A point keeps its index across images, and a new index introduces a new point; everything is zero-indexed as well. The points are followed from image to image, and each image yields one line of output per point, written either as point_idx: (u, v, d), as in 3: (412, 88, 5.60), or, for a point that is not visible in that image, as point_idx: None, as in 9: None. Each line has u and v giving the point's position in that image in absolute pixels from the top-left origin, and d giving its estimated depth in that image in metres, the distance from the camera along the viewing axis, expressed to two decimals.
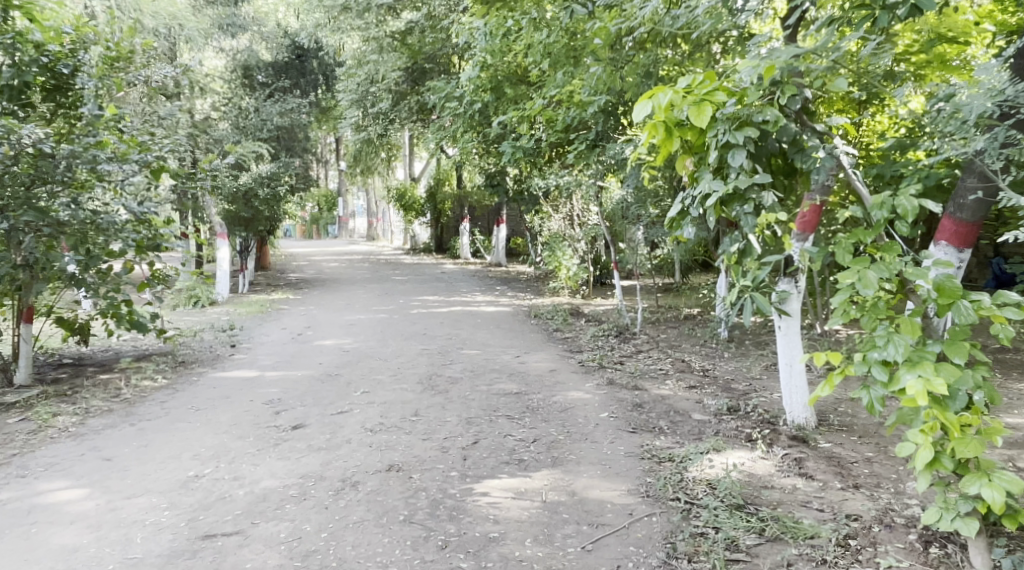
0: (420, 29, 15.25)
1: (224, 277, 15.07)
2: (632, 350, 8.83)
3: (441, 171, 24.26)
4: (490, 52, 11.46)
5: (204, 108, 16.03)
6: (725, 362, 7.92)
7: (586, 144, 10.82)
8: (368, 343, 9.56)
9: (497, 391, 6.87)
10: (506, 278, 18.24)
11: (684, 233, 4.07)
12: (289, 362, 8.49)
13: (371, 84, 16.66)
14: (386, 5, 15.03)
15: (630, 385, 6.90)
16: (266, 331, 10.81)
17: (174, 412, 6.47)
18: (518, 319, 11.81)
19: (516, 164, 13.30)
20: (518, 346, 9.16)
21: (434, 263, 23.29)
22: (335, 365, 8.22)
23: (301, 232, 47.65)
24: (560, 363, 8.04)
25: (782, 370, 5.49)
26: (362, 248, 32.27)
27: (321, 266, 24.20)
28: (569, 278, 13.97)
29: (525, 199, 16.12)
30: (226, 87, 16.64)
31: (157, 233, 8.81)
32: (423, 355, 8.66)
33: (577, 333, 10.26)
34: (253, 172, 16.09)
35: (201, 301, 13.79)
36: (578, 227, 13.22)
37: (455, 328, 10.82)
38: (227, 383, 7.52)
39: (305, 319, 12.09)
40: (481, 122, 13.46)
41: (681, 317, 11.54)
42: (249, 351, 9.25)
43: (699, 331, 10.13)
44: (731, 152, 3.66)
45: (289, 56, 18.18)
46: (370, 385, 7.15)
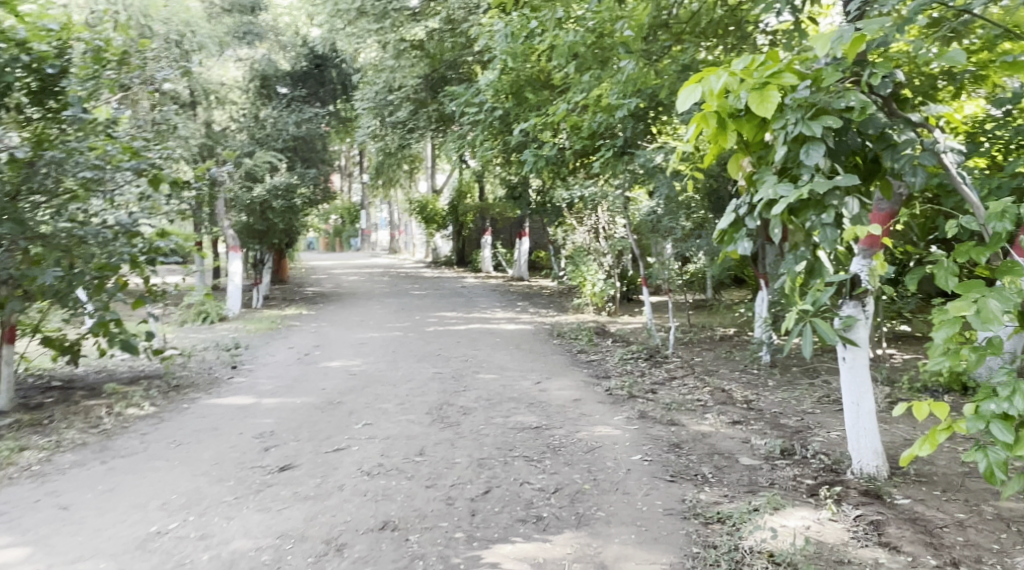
0: (440, 35, 14.64)
1: (235, 292, 14.46)
2: (665, 377, 8.03)
3: (463, 184, 23.68)
4: (511, 56, 10.79)
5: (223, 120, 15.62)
6: (770, 392, 7.10)
7: (613, 152, 10.10)
8: (377, 366, 8.85)
9: (514, 425, 6.12)
10: (528, 294, 17.50)
11: (740, 249, 3.32)
12: (291, 386, 7.79)
13: (389, 93, 16.10)
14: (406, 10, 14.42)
15: (665, 419, 6.13)
16: (271, 351, 10.14)
17: (154, 446, 5.76)
18: (540, 339, 11.04)
19: (538, 174, 12.57)
20: (538, 370, 8.40)
21: (456, 278, 22.62)
22: (338, 390, 7.52)
23: (324, 245, 47.34)
24: (585, 392, 7.28)
25: (847, 409, 4.77)
26: (383, 262, 31.72)
27: (341, 280, 23.60)
28: (594, 294, 13.16)
29: (548, 211, 15.40)
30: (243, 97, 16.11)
31: (153, 246, 8.30)
32: (434, 380, 7.95)
33: (604, 355, 9.49)
34: (266, 183, 15.54)
35: (209, 318, 13.18)
36: (604, 241, 12.49)
37: (472, 349, 10.08)
38: (219, 412, 6.83)
39: (315, 337, 11.40)
40: (502, 130, 12.74)
41: (715, 337, 10.73)
42: (250, 374, 8.56)
43: (737, 354, 9.32)
44: (807, 147, 2.90)
45: (307, 65, 17.65)
46: (374, 416, 6.43)
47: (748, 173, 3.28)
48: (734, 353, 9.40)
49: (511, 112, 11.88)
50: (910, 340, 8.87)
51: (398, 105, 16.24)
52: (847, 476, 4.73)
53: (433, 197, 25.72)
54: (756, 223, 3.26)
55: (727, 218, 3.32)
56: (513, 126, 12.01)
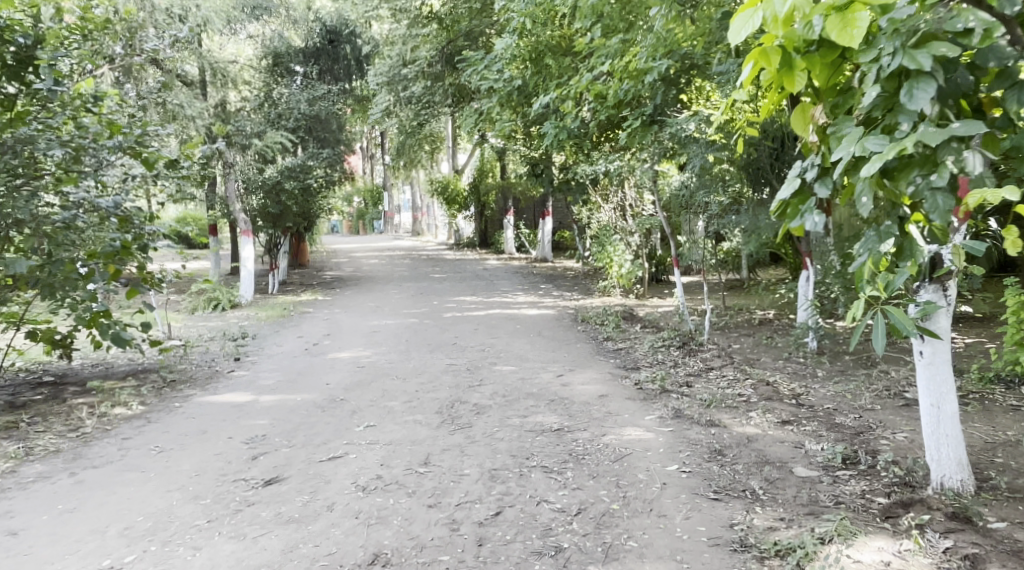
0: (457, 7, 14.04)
1: (247, 277, 13.83)
2: (703, 368, 7.30)
3: (484, 163, 23.04)
4: (529, 19, 10.17)
5: (238, 100, 15.13)
6: (820, 388, 6.40)
7: (641, 121, 9.35)
8: (388, 357, 8.23)
9: (533, 427, 5.47)
10: (551, 276, 16.82)
11: (809, 222, 2.71)
12: (293, 380, 7.17)
13: (404, 67, 15.56)
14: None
15: (704, 420, 5.45)
16: (278, 340, 9.54)
17: (132, 453, 5.16)
18: (564, 325, 10.35)
19: (560, 149, 11.81)
20: (561, 361, 7.72)
21: (478, 259, 22.03)
22: (344, 385, 6.90)
23: (346, 229, 46.94)
24: (612, 386, 6.60)
25: (925, 413, 4.04)
26: (405, 245, 31.15)
27: (361, 263, 23.06)
28: (621, 276, 12.43)
29: (571, 189, 14.64)
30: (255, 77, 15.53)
31: (145, 232, 7.55)
32: (448, 373, 7.32)
33: (632, 343, 8.79)
34: (278, 164, 15.03)
35: (220, 304, 12.62)
36: (630, 219, 11.97)
37: (491, 337, 9.41)
38: (211, 411, 6.22)
39: (327, 325, 10.80)
40: (521, 102, 11.99)
41: (752, 322, 9.97)
42: (253, 366, 7.95)
43: (778, 343, 8.57)
44: (909, 88, 2.20)
45: (321, 42, 17.01)
46: (377, 416, 5.81)
47: (821, 126, 2.64)
48: (775, 341, 8.65)
49: (530, 81, 11.12)
50: (970, 324, 8.06)
51: (414, 79, 15.56)
52: (925, 492, 4.01)
53: (454, 178, 24.98)
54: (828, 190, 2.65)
55: (791, 184, 2.73)
56: (532, 98, 11.27)
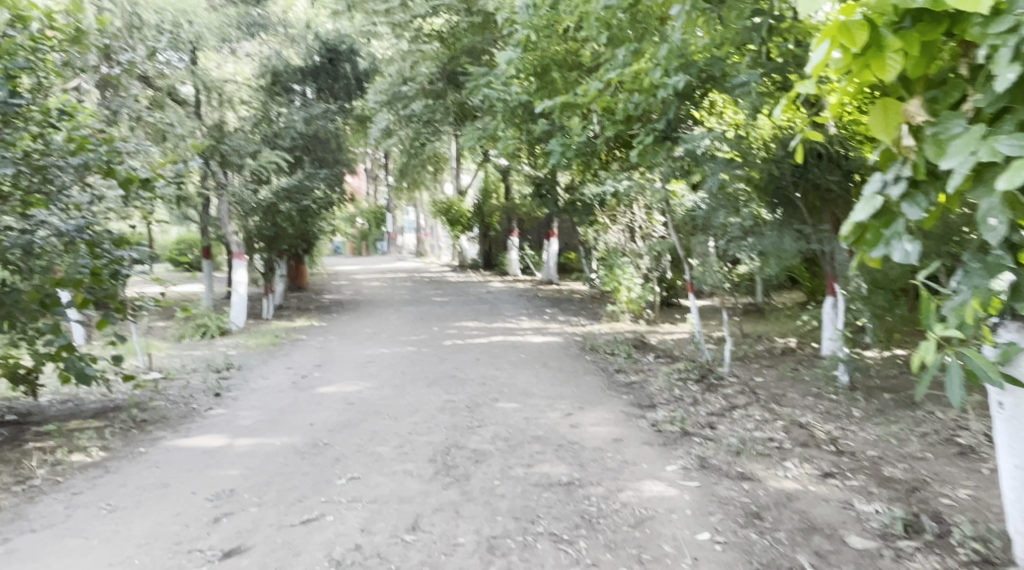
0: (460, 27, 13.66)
1: (238, 304, 13.09)
2: (726, 407, 6.62)
3: (489, 183, 22.55)
4: (535, 30, 9.67)
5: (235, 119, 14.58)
6: (859, 432, 5.76)
7: (653, 137, 8.64)
8: (381, 391, 7.58)
9: (537, 479, 4.82)
10: (557, 299, 16.18)
11: (899, 251, 2.21)
12: (274, 420, 6.51)
13: (404, 84, 15.06)
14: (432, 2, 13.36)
15: (736, 474, 4.81)
16: (264, 372, 8.90)
17: (79, 512, 4.52)
18: (572, 354, 9.68)
19: (566, 167, 11.20)
20: (570, 397, 7.07)
21: (481, 282, 21.43)
22: (330, 426, 6.24)
23: (349, 250, 46.42)
24: (627, 428, 5.95)
25: (1009, 479, 3.38)
26: (408, 266, 30.54)
27: (361, 286, 22.44)
28: (631, 301, 11.71)
29: (578, 210, 14.06)
30: (253, 96, 14.99)
31: (115, 257, 6.90)
32: (445, 412, 6.67)
33: (647, 375, 8.14)
34: (273, 185, 14.35)
35: (210, 331, 12.01)
36: (640, 240, 11.41)
37: (494, 368, 8.75)
38: (178, 457, 5.56)
39: (319, 354, 10.16)
40: (526, 118, 11.36)
41: (774, 353, 9.30)
42: (234, 402, 7.30)
43: (805, 378, 7.89)
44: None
45: (320, 60, 16.52)
46: (363, 466, 5.16)
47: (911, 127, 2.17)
48: (802, 376, 7.97)
49: (534, 96, 10.52)
50: None
51: (414, 97, 15.03)
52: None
53: (458, 198, 24.40)
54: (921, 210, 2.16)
55: (869, 204, 2.24)
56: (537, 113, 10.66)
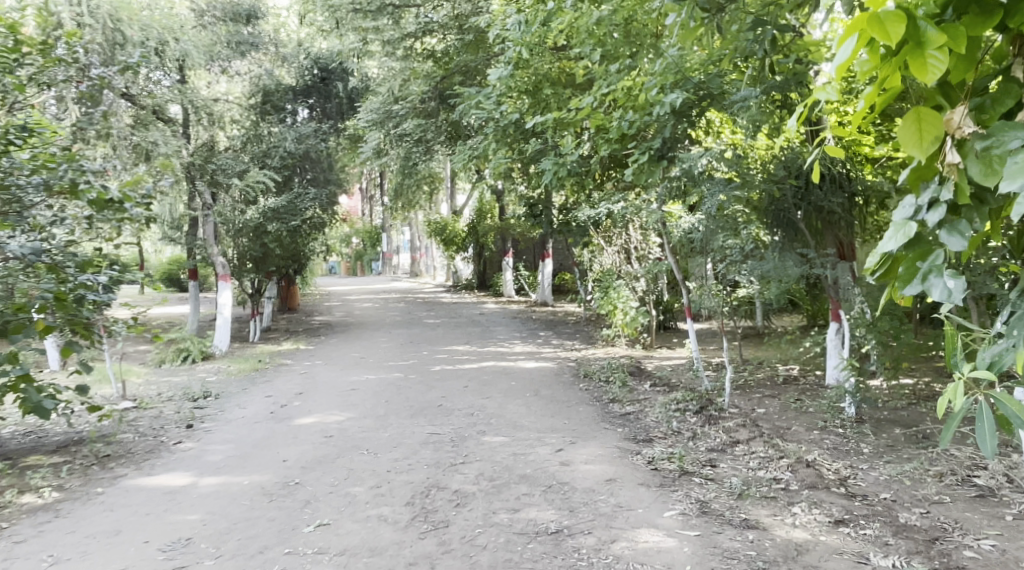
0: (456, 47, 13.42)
1: (222, 327, 12.70)
2: (726, 442, 6.23)
3: (484, 204, 22.24)
4: (526, 47, 9.34)
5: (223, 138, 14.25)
6: (869, 473, 5.39)
7: (648, 156, 8.21)
8: (362, 423, 7.19)
9: (522, 527, 4.43)
10: (551, 322, 15.81)
11: (936, 285, 1.88)
12: (245, 456, 6.10)
13: (396, 102, 14.75)
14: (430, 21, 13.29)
15: (740, 523, 4.45)
16: (242, 401, 8.49)
17: (18, 565, 4.12)
18: (565, 381, 9.28)
19: (559, 187, 10.86)
20: (562, 430, 6.69)
21: (475, 303, 21.07)
22: (304, 463, 5.83)
23: (343, 270, 46.04)
24: (621, 466, 5.58)
25: None
26: (402, 287, 30.14)
27: (352, 307, 22.05)
28: (626, 325, 11.30)
29: (572, 231, 13.72)
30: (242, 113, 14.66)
31: (80, 282, 6.51)
32: (429, 446, 6.29)
33: (643, 405, 7.76)
34: (260, 206, 13.98)
35: (191, 356, 11.62)
36: (636, 262, 11.07)
37: (482, 396, 8.36)
38: (137, 499, 5.16)
39: (302, 381, 9.76)
40: (518, 137, 11.01)
41: (775, 382, 8.92)
42: (206, 435, 6.90)
43: (809, 409, 7.51)
44: None
45: (311, 78, 16.21)
46: (335, 511, 4.77)
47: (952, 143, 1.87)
48: (805, 407, 7.58)
49: (527, 114, 10.18)
50: None
51: (405, 116, 14.71)
52: None
53: (452, 218, 24.05)
54: (964, 236, 1.84)
55: (903, 230, 1.92)
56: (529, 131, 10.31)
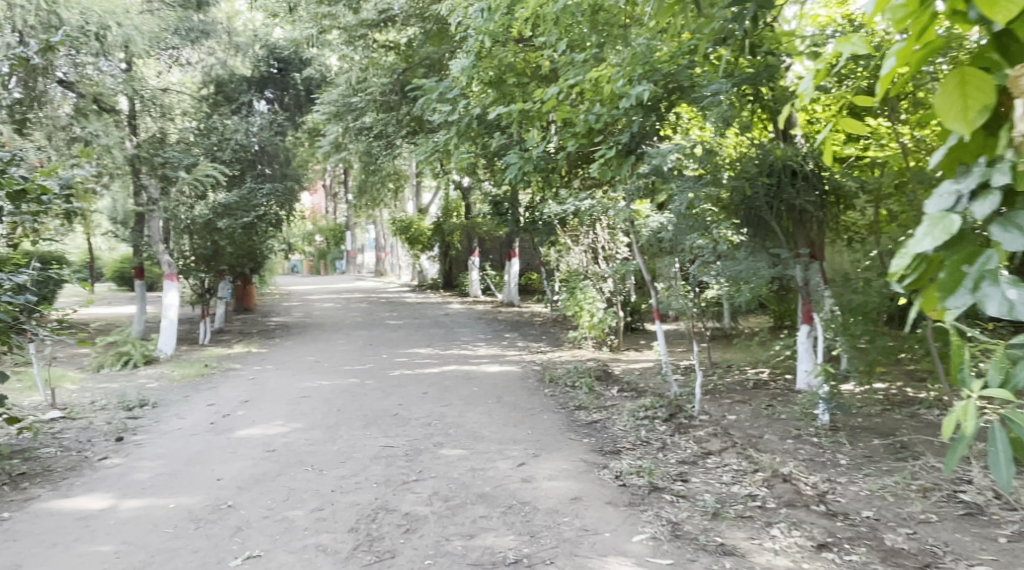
0: (420, 40, 12.89)
1: (168, 329, 12.09)
2: (697, 453, 5.85)
3: (449, 202, 21.71)
4: (488, 36, 8.88)
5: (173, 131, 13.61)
6: (849, 489, 5.04)
7: (616, 151, 7.79)
8: (309, 434, 6.70)
9: (478, 557, 4.00)
10: (516, 323, 15.35)
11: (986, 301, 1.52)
12: (176, 475, 5.62)
13: (355, 94, 14.17)
14: (391, 9, 12.70)
15: (714, 549, 4.07)
16: (182, 410, 7.96)
17: None
18: (528, 386, 8.85)
19: (524, 183, 10.42)
20: (524, 441, 6.25)
21: (439, 303, 20.55)
22: (240, 482, 5.37)
23: (308, 269, 45.16)
24: (586, 481, 5.17)
25: None
26: (365, 286, 29.49)
27: (313, 307, 21.43)
28: (593, 326, 10.89)
29: (538, 229, 13.28)
30: (194, 105, 14.00)
31: None
32: (380, 460, 5.83)
33: (609, 413, 7.36)
34: (210, 201, 13.43)
35: (133, 360, 11.02)
36: (603, 261, 10.69)
37: (441, 404, 7.89)
38: (47, 525, 4.66)
39: (250, 387, 9.24)
40: (482, 133, 10.49)
41: (746, 387, 8.57)
42: (136, 451, 6.39)
43: (782, 416, 7.17)
44: None
45: (267, 68, 15.54)
46: (268, 540, 4.31)
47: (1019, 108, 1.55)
48: (777, 413, 7.24)
49: (490, 107, 9.73)
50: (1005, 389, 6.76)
51: (365, 109, 14.09)
52: None
53: (417, 216, 23.48)
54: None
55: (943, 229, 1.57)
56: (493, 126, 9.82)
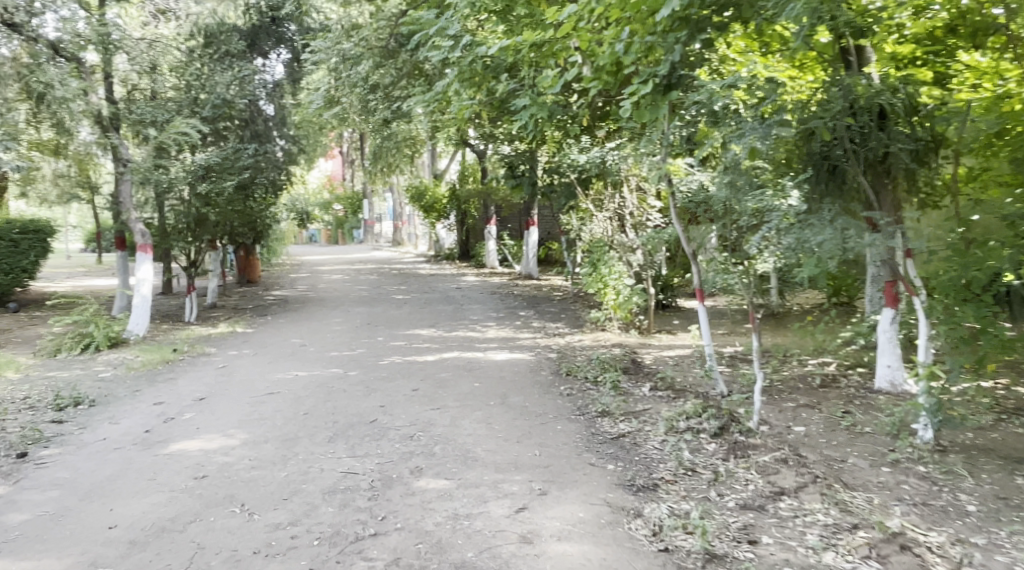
0: None
1: (141, 308, 10.67)
2: (765, 494, 4.28)
3: (466, 166, 20.14)
4: None
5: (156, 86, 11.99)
6: (997, 563, 3.48)
7: (653, 86, 6.13)
8: (255, 451, 5.22)
9: None
10: (532, 299, 13.78)
11: None
12: (60, 518, 4.19)
13: (349, 41, 12.56)
14: None
15: None
16: (119, 411, 6.52)
17: None
18: (542, 382, 7.30)
19: (538, 134, 8.79)
20: (528, 468, 4.71)
21: (454, 275, 19.02)
22: (135, 534, 3.92)
23: (326, 237, 43.82)
24: (612, 544, 3.66)
25: None
26: (382, 256, 28.02)
27: (320, 279, 20.00)
28: (617, 306, 9.11)
29: (557, 193, 11.63)
30: (184, 58, 12.21)
31: None
32: (335, 495, 4.34)
33: (641, 423, 5.77)
34: (183, 163, 11.64)
35: (95, 342, 9.64)
36: (630, 230, 9.02)
37: (431, 406, 6.36)
38: None
39: (212, 379, 7.78)
40: (491, 77, 8.62)
41: (811, 386, 6.92)
42: (32, 476, 4.96)
43: (865, 430, 5.54)
44: None
45: (259, 18, 13.70)
46: None
47: None
48: (859, 426, 5.63)
49: (498, 44, 8.08)
50: None
51: (359, 57, 12.59)
52: None
53: (432, 182, 21.86)
54: None
55: None
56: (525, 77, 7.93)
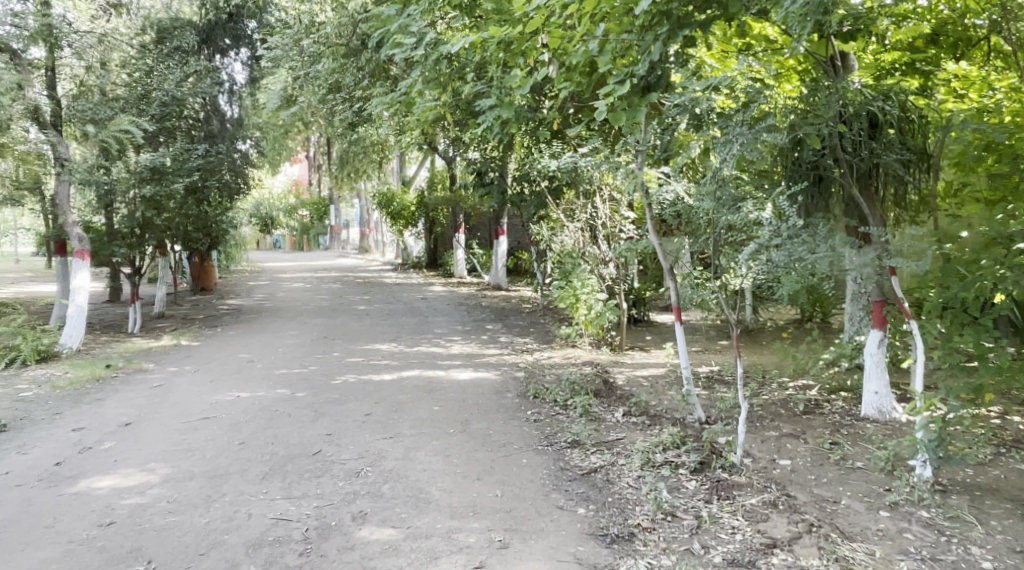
0: None
1: (77, 319, 9.93)
2: (755, 548, 3.78)
3: (435, 173, 19.57)
4: None
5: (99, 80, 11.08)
6: None
7: (629, 86, 5.59)
8: (176, 490, 4.58)
9: None
10: (500, 311, 13.22)
11: None
12: None
13: (313, 37, 11.97)
14: None
15: None
16: (32, 439, 5.84)
17: None
18: (506, 405, 6.74)
19: (507, 138, 8.26)
20: (488, 513, 4.16)
21: (419, 285, 18.39)
22: None
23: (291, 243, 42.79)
24: None
25: None
26: (347, 264, 27.29)
27: (279, 288, 19.25)
28: (589, 322, 8.56)
29: (526, 201, 11.14)
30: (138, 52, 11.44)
31: None
32: (262, 551, 3.75)
33: (614, 455, 5.24)
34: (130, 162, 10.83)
35: (23, 356, 8.89)
36: (603, 241, 8.61)
37: (383, 435, 5.76)
38: None
39: (145, 400, 7.10)
40: (456, 76, 8.09)
41: (794, 412, 6.44)
42: None
43: (857, 465, 5.08)
44: None
45: (217, 13, 12.95)
46: None
47: None
48: (850, 460, 5.17)
49: (463, 41, 7.52)
50: None
51: (319, 55, 11.99)
52: None
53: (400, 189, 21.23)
54: None
55: None
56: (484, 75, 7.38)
